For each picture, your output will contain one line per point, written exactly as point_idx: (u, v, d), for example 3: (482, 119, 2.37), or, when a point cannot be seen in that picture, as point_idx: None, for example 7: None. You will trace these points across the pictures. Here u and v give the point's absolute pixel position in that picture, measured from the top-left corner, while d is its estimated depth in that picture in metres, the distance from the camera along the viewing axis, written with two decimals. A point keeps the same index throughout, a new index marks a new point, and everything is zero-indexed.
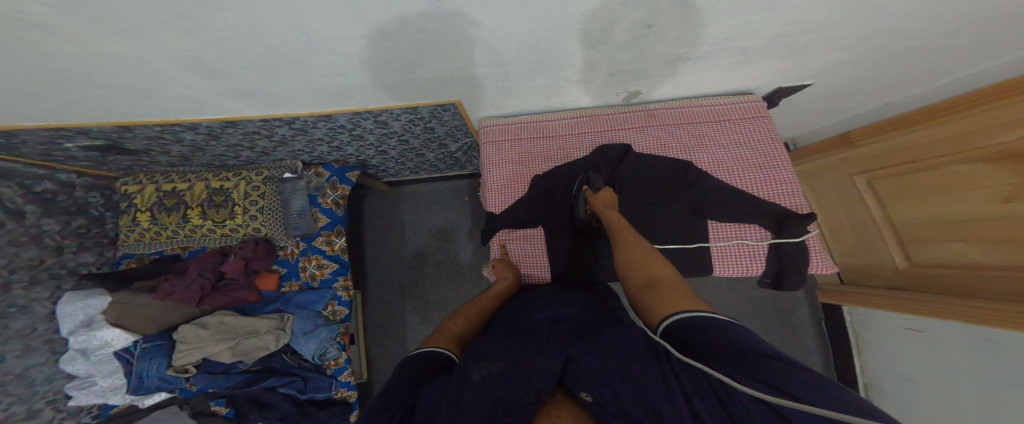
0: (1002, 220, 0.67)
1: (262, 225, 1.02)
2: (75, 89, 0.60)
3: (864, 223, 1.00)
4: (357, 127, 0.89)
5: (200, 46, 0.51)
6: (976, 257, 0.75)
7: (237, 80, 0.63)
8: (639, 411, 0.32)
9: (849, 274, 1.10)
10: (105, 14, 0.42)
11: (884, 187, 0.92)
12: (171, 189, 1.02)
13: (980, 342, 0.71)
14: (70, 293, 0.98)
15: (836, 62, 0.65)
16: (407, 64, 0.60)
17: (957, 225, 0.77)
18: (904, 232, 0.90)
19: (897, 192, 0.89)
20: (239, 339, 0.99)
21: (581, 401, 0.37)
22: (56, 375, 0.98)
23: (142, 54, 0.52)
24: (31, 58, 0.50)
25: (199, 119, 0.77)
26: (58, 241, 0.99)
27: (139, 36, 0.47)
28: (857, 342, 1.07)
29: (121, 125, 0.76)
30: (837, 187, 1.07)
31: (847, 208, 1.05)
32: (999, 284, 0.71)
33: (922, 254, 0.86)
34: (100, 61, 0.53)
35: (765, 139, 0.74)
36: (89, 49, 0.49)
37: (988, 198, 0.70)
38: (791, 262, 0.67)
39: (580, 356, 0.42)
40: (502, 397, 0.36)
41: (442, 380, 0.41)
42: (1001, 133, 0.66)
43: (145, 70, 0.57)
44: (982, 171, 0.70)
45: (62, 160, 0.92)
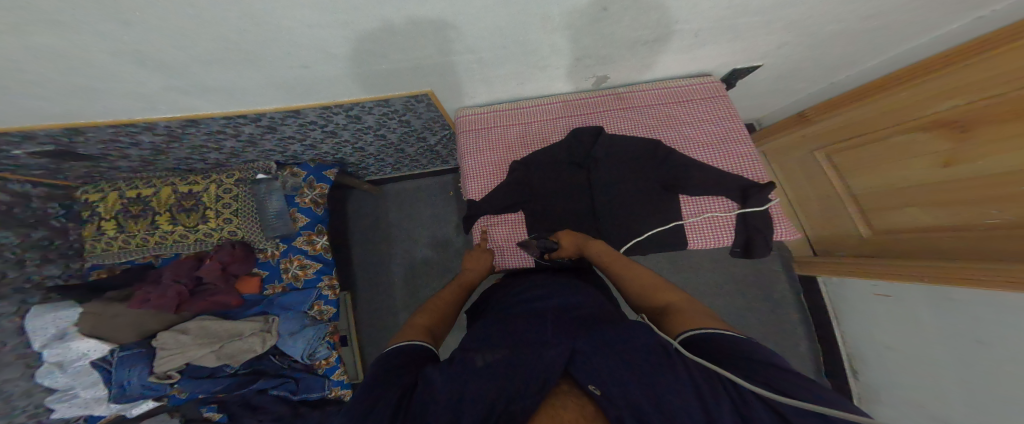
0: (947, 183, 0.70)
1: (238, 226, 0.99)
2: (12, 92, 0.56)
3: (827, 195, 1.03)
4: (329, 123, 0.86)
5: (140, 39, 0.47)
6: (926, 221, 0.78)
7: (189, 76, 0.59)
8: (651, 409, 0.32)
9: (818, 244, 1.14)
10: (26, 10, 0.38)
11: (842, 160, 0.95)
12: (136, 195, 0.97)
13: (942, 301, 0.75)
14: (38, 306, 0.95)
15: (779, 43, 0.66)
16: (368, 54, 0.57)
17: (906, 191, 0.80)
18: (863, 201, 0.92)
19: (853, 163, 0.92)
20: (223, 342, 0.98)
21: (589, 395, 0.37)
22: (35, 389, 0.96)
23: (76, 49, 0.47)
24: None
25: (156, 118, 0.73)
26: (18, 256, 0.94)
27: (72, 31, 0.43)
28: (837, 313, 1.11)
29: (69, 126, 0.71)
30: (799, 163, 1.10)
31: (811, 183, 1.08)
32: (951, 243, 0.74)
33: (879, 222, 0.90)
34: (32, 59, 0.48)
35: (726, 115, 0.74)
36: (18, 44, 0.45)
37: (931, 165, 0.73)
38: (758, 232, 0.69)
39: (587, 349, 0.41)
40: (506, 387, 0.36)
41: (443, 363, 0.41)
42: (942, 101, 0.69)
43: (87, 67, 0.52)
44: (927, 139, 0.73)
45: (11, 170, 0.86)
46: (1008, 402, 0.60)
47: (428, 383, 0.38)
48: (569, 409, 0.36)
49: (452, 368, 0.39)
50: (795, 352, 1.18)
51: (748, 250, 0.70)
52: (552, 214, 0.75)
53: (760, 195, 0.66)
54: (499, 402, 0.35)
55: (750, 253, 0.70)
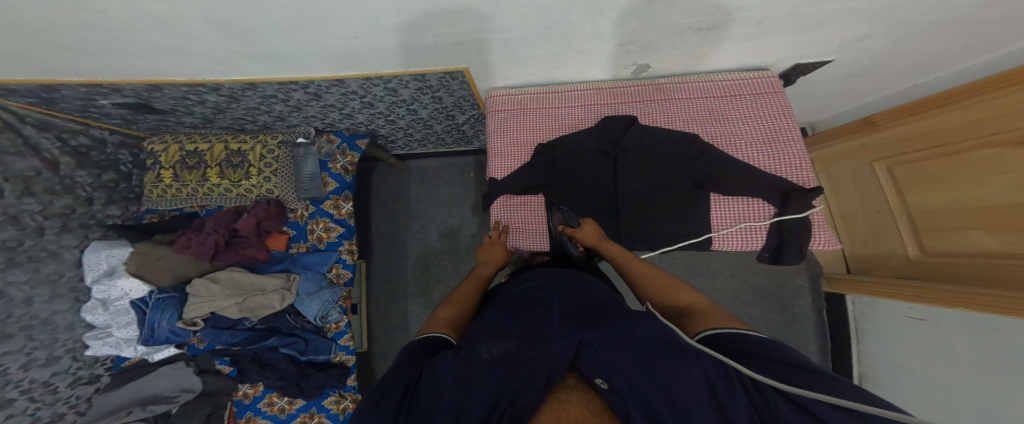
0: (1022, 206, 0.63)
1: (274, 186, 1.07)
2: (115, 47, 0.64)
3: (880, 211, 0.97)
4: (368, 94, 0.92)
5: (223, 5, 0.53)
6: (991, 246, 0.71)
7: (259, 42, 0.66)
8: (663, 408, 0.31)
9: (858, 264, 1.08)
10: None
11: (904, 174, 0.89)
12: (194, 149, 1.07)
13: (984, 330, 0.68)
14: (96, 242, 1.05)
15: (857, 36, 0.63)
16: (415, 27, 0.61)
17: (975, 211, 0.73)
18: (920, 220, 0.87)
19: (917, 178, 0.86)
20: (247, 296, 1.03)
21: (595, 388, 0.36)
22: (77, 324, 1.04)
23: (173, 12, 0.55)
24: (79, 14, 0.53)
25: (222, 80, 0.82)
26: (89, 193, 1.05)
27: None
28: (858, 333, 1.05)
29: (151, 83, 0.81)
30: (855, 175, 1.04)
31: (865, 195, 1.02)
32: (1014, 273, 0.67)
33: (937, 243, 0.83)
34: (135, 18, 0.56)
35: (774, 114, 0.72)
36: (130, 6, 0.52)
37: (1005, 184, 0.66)
38: (794, 238, 0.66)
39: (594, 341, 0.40)
40: (513, 378, 0.36)
41: (450, 353, 0.43)
42: (1021, 116, 0.62)
43: (180, 30, 0.60)
44: (1005, 155, 0.66)
45: (96, 117, 0.98)
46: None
47: (434, 375, 0.38)
48: (575, 403, 0.34)
49: (459, 360, 0.40)
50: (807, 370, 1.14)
51: (777, 257, 0.69)
52: (574, 196, 0.77)
53: (802, 200, 0.63)
54: (505, 391, 0.35)
55: (779, 260, 0.69)
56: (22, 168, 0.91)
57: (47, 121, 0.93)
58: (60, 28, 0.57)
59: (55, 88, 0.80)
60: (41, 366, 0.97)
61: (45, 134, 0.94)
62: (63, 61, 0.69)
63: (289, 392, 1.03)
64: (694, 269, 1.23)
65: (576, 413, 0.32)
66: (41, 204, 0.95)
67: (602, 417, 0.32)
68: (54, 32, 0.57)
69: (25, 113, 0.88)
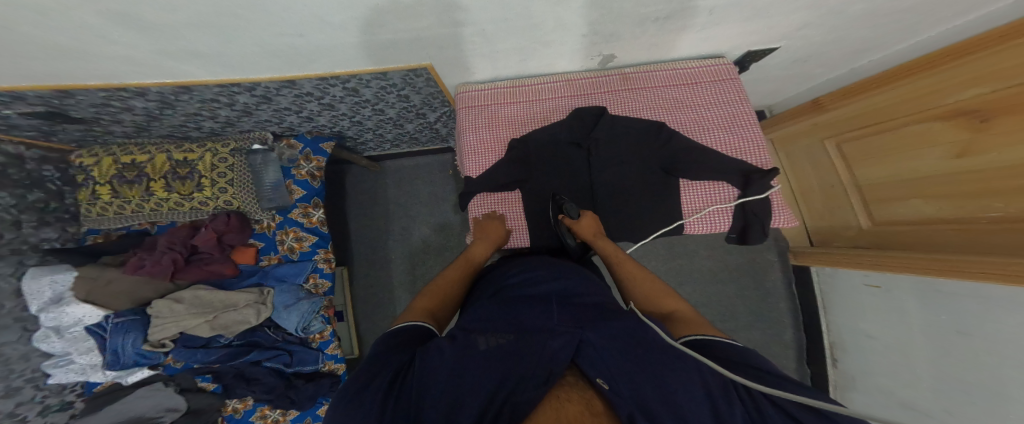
0: (955, 174, 0.70)
1: (233, 196, 0.99)
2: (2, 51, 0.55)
3: (833, 186, 1.03)
4: (326, 95, 0.85)
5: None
6: (928, 214, 0.78)
7: (182, 39, 0.58)
8: (662, 408, 0.32)
9: (818, 236, 1.15)
10: None
11: (851, 149, 0.95)
12: (131, 161, 0.97)
13: (930, 293, 0.77)
14: (34, 268, 0.95)
15: (809, 25, 0.64)
16: (367, 23, 0.56)
17: (912, 182, 0.80)
18: (867, 192, 0.93)
19: (862, 153, 0.92)
20: (217, 313, 0.99)
21: (597, 388, 0.36)
22: (32, 353, 0.97)
23: (63, 9, 0.46)
24: None
25: (147, 83, 0.72)
26: (16, 216, 0.94)
27: None
28: (825, 303, 1.15)
29: (60, 88, 0.70)
30: (809, 152, 1.10)
31: (818, 172, 1.08)
32: (953, 237, 0.74)
33: (882, 214, 0.91)
34: (17, 16, 0.46)
35: (733, 100, 0.73)
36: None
37: (944, 154, 0.72)
38: (756, 218, 0.69)
39: (597, 341, 0.40)
40: (510, 376, 0.36)
41: (447, 342, 0.42)
42: (961, 90, 0.67)
43: (78, 28, 0.51)
44: (938, 129, 0.72)
45: (5, 131, 0.85)
46: (989, 391, 0.62)
47: (428, 368, 0.38)
48: (574, 402, 0.34)
49: (458, 351, 0.40)
50: (780, 339, 1.25)
51: (743, 237, 0.71)
52: (546, 192, 0.76)
53: (762, 181, 0.65)
54: (505, 384, 0.35)
55: (746, 240, 0.71)
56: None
57: None
58: None
59: None
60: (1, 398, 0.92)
61: None
62: None
63: (279, 404, 1.03)
64: (670, 249, 1.29)
65: (576, 412, 0.32)
66: None
67: (601, 418, 0.31)
68: None
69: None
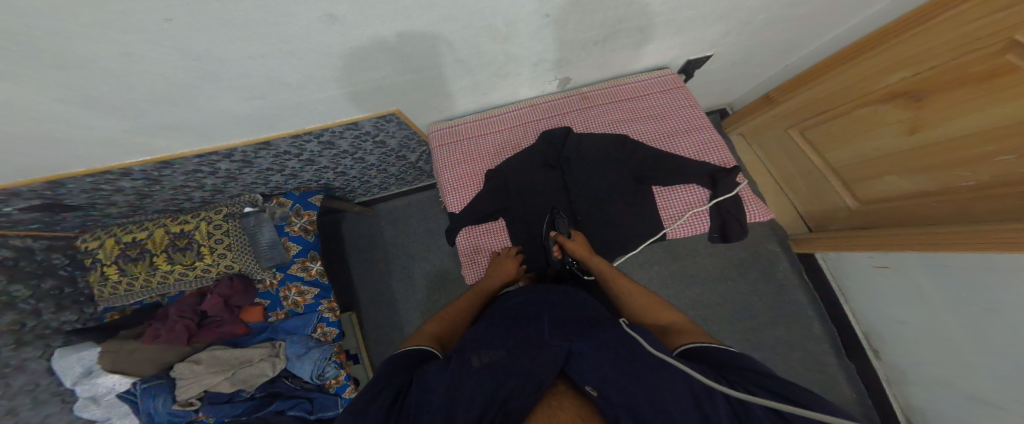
0: (919, 148, 0.74)
1: (233, 261, 1.00)
2: None
3: (809, 171, 1.07)
4: (303, 151, 0.84)
5: (84, 79, 0.44)
6: (906, 188, 0.81)
7: (143, 115, 0.56)
8: (647, 411, 0.33)
9: (813, 221, 1.15)
10: None
11: (813, 136, 1.01)
12: (133, 239, 0.99)
13: (940, 269, 0.77)
14: (61, 348, 0.99)
15: (723, 33, 0.70)
16: (320, 80, 0.55)
17: (884, 159, 0.83)
18: (844, 173, 0.96)
19: (823, 139, 0.98)
20: (237, 369, 1.01)
21: (586, 395, 0.40)
22: (75, 421, 1.03)
23: (17, 101, 0.45)
24: None
25: (129, 163, 0.73)
26: (34, 305, 0.96)
27: (1, 79, 0.40)
28: (841, 291, 1.12)
29: (47, 180, 0.71)
30: (777, 142, 1.15)
31: (792, 160, 1.12)
32: (938, 209, 0.75)
33: (863, 193, 0.93)
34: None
35: (687, 106, 0.76)
36: None
37: (898, 133, 0.77)
38: (731, 214, 0.68)
39: (585, 350, 0.42)
40: (503, 387, 0.38)
41: (444, 361, 0.43)
42: (888, 75, 0.75)
43: (37, 117, 0.50)
44: (885, 111, 0.79)
45: (11, 227, 0.87)
46: None
47: (426, 383, 0.39)
48: (565, 410, 0.37)
49: (454, 366, 0.41)
50: (807, 330, 1.19)
51: (725, 236, 0.70)
52: (532, 221, 0.76)
53: (727, 180, 0.67)
54: (498, 394, 0.37)
55: (728, 238, 0.70)
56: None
57: None
58: None
59: None
60: None
61: None
62: None
63: None
64: (672, 249, 1.29)
65: (567, 418, 0.35)
66: None
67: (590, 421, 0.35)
68: None
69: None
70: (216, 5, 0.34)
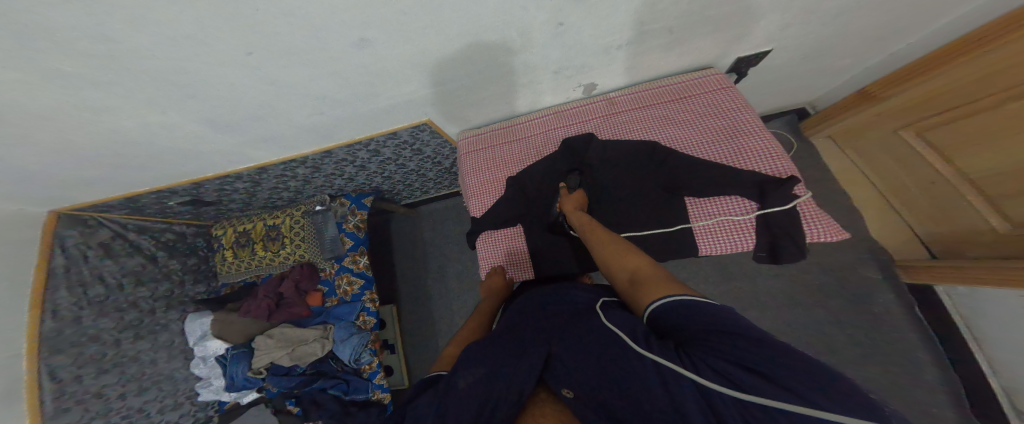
0: None
1: (304, 252, 1.23)
2: (155, 161, 0.79)
3: (933, 181, 0.87)
4: (357, 158, 0.99)
5: (202, 107, 0.61)
6: None
7: (246, 131, 0.74)
8: (621, 406, 0.31)
9: (938, 247, 0.92)
10: (128, 91, 0.52)
11: (938, 138, 0.82)
12: (243, 229, 1.29)
13: None
14: (192, 313, 1.27)
15: (779, 26, 0.62)
16: (365, 96, 0.65)
17: None
18: (986, 186, 0.76)
19: (955, 141, 0.79)
20: (295, 346, 1.17)
21: (562, 399, 0.38)
22: (191, 375, 1.25)
23: (173, 122, 0.64)
24: (115, 137, 0.65)
25: (239, 169, 0.94)
26: (181, 276, 1.27)
27: (163, 105, 0.58)
28: (973, 333, 0.88)
29: (193, 181, 0.96)
30: (884, 145, 0.96)
31: (905, 167, 0.93)
32: None
33: (1015, 209, 0.71)
34: (157, 133, 0.67)
35: (733, 108, 0.68)
36: (141, 123, 0.62)
37: None
38: (785, 232, 0.58)
39: (562, 352, 0.41)
40: (488, 402, 0.37)
41: (433, 391, 0.42)
42: None
43: (181, 135, 0.70)
44: None
45: (173, 216, 1.22)
46: None
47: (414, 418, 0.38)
48: (549, 419, 0.36)
49: (439, 393, 0.40)
50: (916, 379, 0.95)
51: (775, 255, 0.60)
52: (545, 226, 0.76)
53: (780, 192, 0.58)
54: (483, 413, 0.36)
55: (779, 259, 0.60)
56: (133, 264, 1.15)
57: (145, 225, 1.18)
58: (114, 153, 0.71)
59: (136, 200, 1.01)
60: (172, 409, 1.17)
61: (144, 236, 1.17)
62: (128, 178, 0.86)
63: None
64: (727, 271, 1.15)
65: None
66: (150, 290, 1.18)
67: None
68: (108, 155, 0.71)
69: (127, 221, 1.13)
70: (281, 38, 0.45)
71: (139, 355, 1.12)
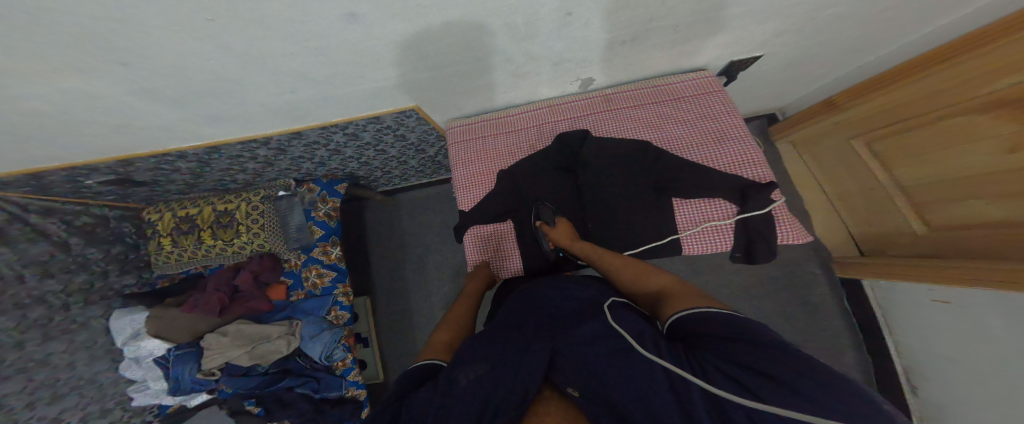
0: (1004, 172, 0.67)
1: (265, 241, 1.11)
2: (75, 134, 0.67)
3: (871, 188, 1.00)
4: (331, 142, 0.91)
5: (144, 77, 0.52)
6: (989, 214, 0.73)
7: (199, 107, 0.64)
8: (627, 404, 0.33)
9: (868, 245, 1.08)
10: (37, 52, 0.42)
11: (883, 148, 0.93)
12: (186, 214, 1.13)
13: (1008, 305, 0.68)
14: (118, 310, 1.10)
15: (776, 31, 0.66)
16: (345, 77, 0.60)
17: (963, 181, 0.76)
18: (915, 194, 0.89)
19: (896, 151, 0.90)
20: (255, 344, 1.07)
21: (568, 396, 0.39)
22: (120, 379, 1.10)
23: (103, 91, 0.54)
24: (21, 105, 0.53)
25: (185, 147, 0.82)
26: (103, 267, 1.10)
27: (93, 73, 0.49)
28: (887, 322, 1.03)
29: (122, 159, 0.82)
30: (836, 152, 1.08)
31: (851, 174, 1.05)
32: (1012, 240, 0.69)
33: (936, 214, 0.85)
34: (87, 104, 0.57)
35: (722, 113, 0.72)
36: (56, 91, 0.51)
37: (985, 150, 0.70)
38: (760, 235, 0.65)
39: (568, 352, 0.42)
40: (490, 400, 0.37)
41: (430, 387, 0.41)
42: (990, 82, 0.66)
43: (114, 107, 0.59)
44: (980, 121, 0.69)
45: (93, 197, 1.03)
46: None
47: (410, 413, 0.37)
48: (552, 416, 0.37)
49: (438, 390, 0.40)
50: (837, 358, 1.12)
51: (750, 256, 0.67)
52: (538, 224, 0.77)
53: (760, 196, 0.63)
54: (485, 415, 0.35)
55: (753, 259, 0.67)
56: (38, 253, 0.96)
57: (51, 207, 0.98)
58: (12, 125, 0.58)
59: (42, 176, 0.84)
60: (96, 417, 1.04)
61: (51, 220, 0.98)
62: (27, 152, 0.70)
63: None
64: (692, 264, 1.25)
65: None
66: (62, 282, 1.00)
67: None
68: (8, 126, 0.58)
69: (28, 202, 0.93)
70: (256, 7, 0.39)
71: (50, 358, 0.96)
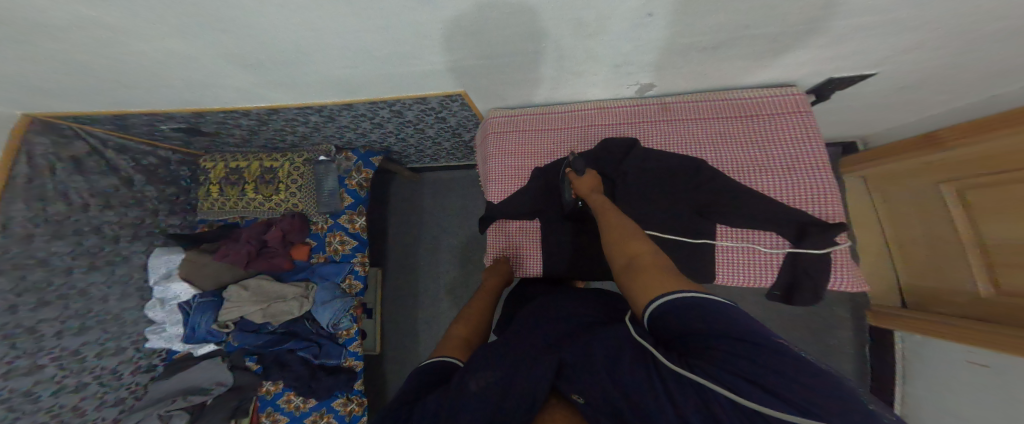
0: None
1: (299, 200, 1.18)
2: (171, 86, 0.75)
3: (944, 239, 0.90)
4: (376, 116, 0.96)
5: (228, 41, 0.58)
6: None
7: (270, 74, 0.71)
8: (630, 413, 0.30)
9: (917, 298, 1.00)
10: (137, 7, 0.47)
11: (970, 196, 0.81)
12: (235, 167, 1.22)
13: None
14: (158, 249, 1.17)
15: (894, 52, 0.60)
16: (403, 56, 0.64)
17: None
18: (995, 253, 0.77)
19: (982, 202, 0.78)
20: (270, 302, 1.10)
21: (573, 403, 0.36)
22: (141, 319, 1.14)
23: (187, 51, 0.60)
24: (125, 55, 0.60)
25: (250, 107, 0.89)
26: (155, 205, 1.19)
27: (192, 35, 0.55)
28: (907, 374, 1.02)
29: (195, 111, 0.90)
30: (918, 194, 0.97)
31: (926, 221, 0.95)
32: None
33: (1008, 279, 0.74)
34: (179, 60, 0.64)
35: (805, 139, 0.67)
36: (158, 46, 0.58)
37: None
38: (808, 276, 0.62)
39: (575, 359, 0.39)
40: (499, 405, 0.34)
41: (439, 393, 0.39)
42: None
43: (195, 65, 0.65)
44: None
45: (167, 142, 1.16)
46: None
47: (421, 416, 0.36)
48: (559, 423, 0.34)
49: (447, 398, 0.37)
50: None
51: (790, 295, 0.65)
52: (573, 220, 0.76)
53: (819, 237, 0.60)
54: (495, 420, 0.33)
55: (793, 299, 0.65)
56: (105, 185, 1.07)
57: (126, 145, 1.10)
58: (116, 70, 0.66)
59: (124, 117, 0.93)
60: (110, 354, 1.06)
61: (123, 155, 1.10)
62: (118, 94, 0.78)
63: (302, 392, 1.08)
64: None
65: None
66: (118, 215, 1.10)
67: None
68: (112, 70, 0.66)
69: (107, 137, 1.04)
70: None
71: (89, 289, 1.02)
